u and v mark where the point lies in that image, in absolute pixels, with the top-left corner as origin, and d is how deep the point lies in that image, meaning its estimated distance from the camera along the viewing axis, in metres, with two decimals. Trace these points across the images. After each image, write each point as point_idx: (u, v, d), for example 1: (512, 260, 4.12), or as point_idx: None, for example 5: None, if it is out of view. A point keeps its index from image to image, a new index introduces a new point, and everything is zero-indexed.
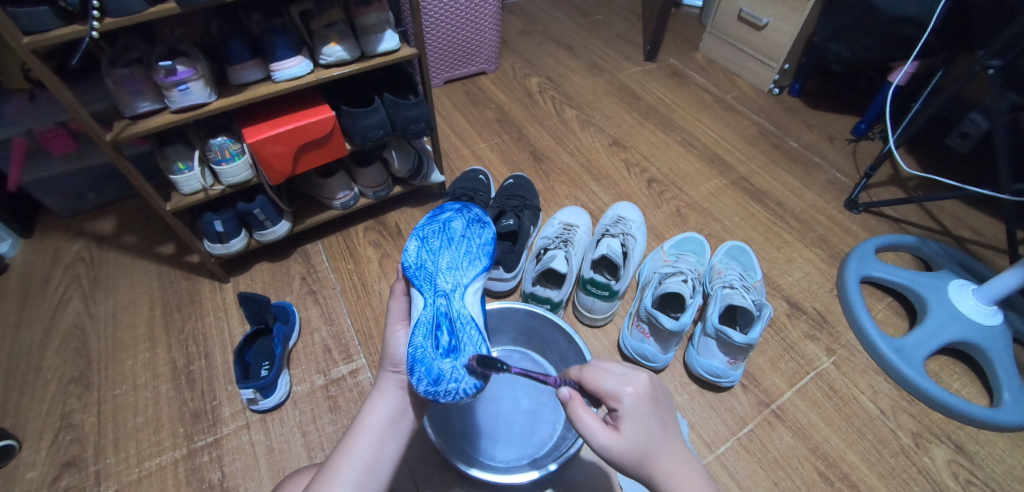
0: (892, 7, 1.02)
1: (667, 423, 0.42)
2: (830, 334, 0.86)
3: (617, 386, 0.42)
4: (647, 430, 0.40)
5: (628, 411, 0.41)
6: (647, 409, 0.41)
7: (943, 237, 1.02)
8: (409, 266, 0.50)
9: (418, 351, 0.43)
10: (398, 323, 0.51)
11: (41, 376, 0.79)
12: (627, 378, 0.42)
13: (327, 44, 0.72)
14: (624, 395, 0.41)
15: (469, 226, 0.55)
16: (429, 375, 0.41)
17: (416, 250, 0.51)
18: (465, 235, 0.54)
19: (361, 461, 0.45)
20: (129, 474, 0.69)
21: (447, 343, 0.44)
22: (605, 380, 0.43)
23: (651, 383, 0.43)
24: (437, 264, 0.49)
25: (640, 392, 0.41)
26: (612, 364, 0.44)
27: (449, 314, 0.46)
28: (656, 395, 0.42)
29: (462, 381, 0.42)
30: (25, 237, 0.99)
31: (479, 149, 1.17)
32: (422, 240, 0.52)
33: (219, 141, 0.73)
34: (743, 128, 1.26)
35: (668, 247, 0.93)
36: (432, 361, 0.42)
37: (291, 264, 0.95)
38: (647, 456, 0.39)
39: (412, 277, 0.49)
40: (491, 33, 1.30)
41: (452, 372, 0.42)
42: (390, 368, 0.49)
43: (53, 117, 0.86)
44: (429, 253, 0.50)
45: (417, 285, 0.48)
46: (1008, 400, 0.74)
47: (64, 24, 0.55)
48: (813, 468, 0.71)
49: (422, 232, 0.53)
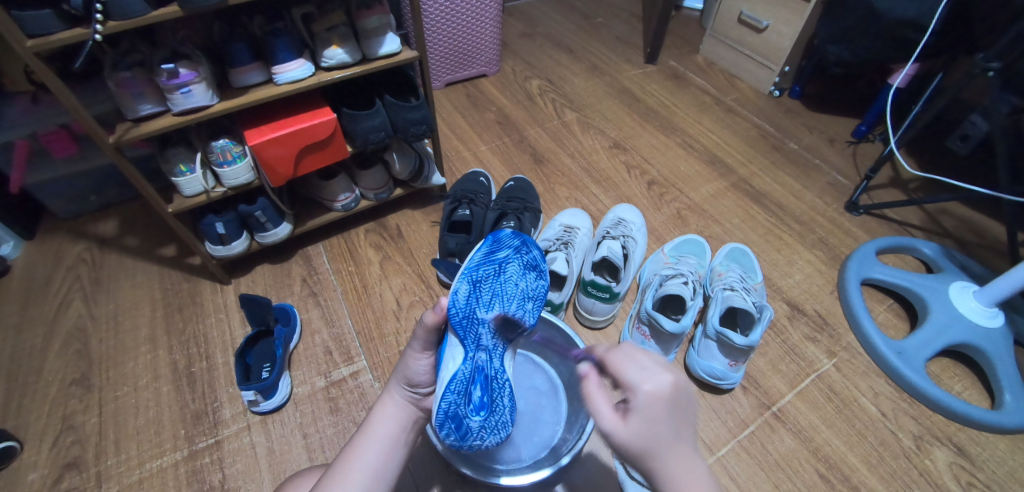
0: (891, 10, 1.03)
1: (682, 429, 0.38)
2: (831, 337, 0.86)
3: (637, 379, 0.38)
4: (656, 432, 0.37)
5: (639, 408, 0.37)
6: (662, 412, 0.37)
7: (944, 239, 1.01)
8: (455, 311, 0.45)
9: (453, 410, 0.44)
10: (418, 350, 0.50)
11: (42, 378, 0.79)
12: (650, 375, 0.38)
13: (328, 47, 0.73)
14: (640, 390, 0.38)
15: (521, 274, 0.52)
16: (457, 432, 0.45)
17: (463, 292, 0.46)
18: (517, 286, 0.50)
19: (371, 467, 0.46)
20: (129, 476, 0.69)
21: (479, 399, 0.46)
22: (627, 370, 0.39)
23: (676, 388, 0.38)
24: (484, 312, 0.47)
25: (659, 392, 0.37)
26: (642, 355, 0.40)
27: (486, 371, 0.47)
28: (678, 399, 0.38)
29: (485, 438, 0.48)
30: (27, 239, 0.99)
31: (479, 151, 1.17)
32: (473, 283, 0.47)
33: (221, 143, 0.73)
34: (743, 131, 1.26)
35: (668, 250, 0.93)
36: (464, 418, 0.45)
37: (291, 266, 0.95)
38: (649, 454, 0.37)
39: (455, 322, 0.45)
40: (491, 36, 1.30)
41: (478, 430, 0.47)
42: (404, 384, 0.50)
43: (56, 119, 0.88)
44: (479, 300, 0.47)
45: (460, 335, 0.45)
46: (1009, 403, 0.73)
47: (67, 28, 0.56)
48: (814, 471, 0.71)
49: (472, 271, 0.48)
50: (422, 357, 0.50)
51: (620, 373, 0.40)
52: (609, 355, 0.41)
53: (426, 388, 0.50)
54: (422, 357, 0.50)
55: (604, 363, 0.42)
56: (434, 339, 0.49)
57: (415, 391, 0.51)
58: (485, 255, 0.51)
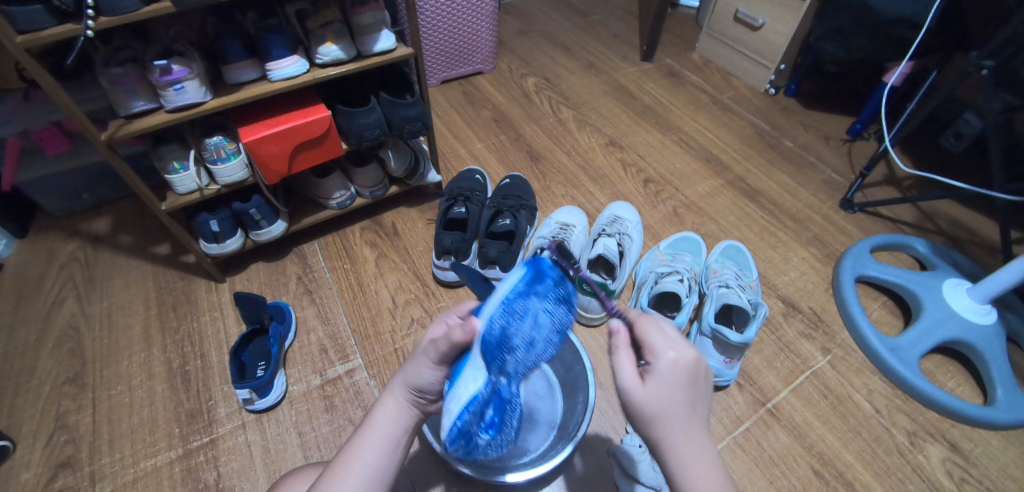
0: (886, 8, 1.03)
1: (696, 401, 0.39)
2: (825, 334, 0.86)
3: (662, 346, 0.39)
4: (672, 399, 0.38)
5: (660, 372, 0.38)
6: (681, 381, 0.38)
7: (937, 236, 1.02)
8: (486, 339, 0.43)
9: (466, 428, 0.44)
10: (432, 362, 0.47)
11: (35, 377, 0.78)
12: (676, 344, 0.39)
13: (323, 43, 0.72)
14: (665, 356, 0.38)
15: (558, 306, 0.47)
16: (466, 447, 0.47)
17: (498, 318, 0.43)
18: (553, 318, 0.46)
19: (369, 469, 0.46)
20: (124, 475, 0.69)
21: (490, 418, 0.46)
22: (654, 335, 0.39)
23: (697, 362, 0.39)
24: (515, 342, 0.44)
25: (682, 362, 0.38)
26: (666, 324, 0.40)
27: (503, 394, 0.46)
28: (697, 372, 0.38)
29: (488, 452, 0.50)
30: (19, 237, 0.98)
31: (475, 149, 1.17)
32: (509, 310, 0.44)
33: (214, 140, 0.72)
34: (738, 128, 1.26)
35: (663, 247, 0.93)
36: (473, 433, 0.46)
37: (287, 264, 0.94)
38: (661, 419, 0.38)
39: (484, 349, 0.43)
40: (487, 33, 1.30)
41: (484, 445, 0.48)
42: (410, 390, 0.49)
43: (47, 116, 0.87)
44: (514, 329, 0.44)
45: (487, 361, 0.43)
46: (1001, 399, 0.74)
47: (58, 23, 0.55)
48: (808, 467, 0.71)
49: (511, 298, 0.44)
50: (435, 370, 0.47)
51: (644, 336, 0.40)
52: (638, 318, 0.41)
53: (433, 395, 0.50)
54: (434, 370, 0.47)
55: (628, 325, 0.41)
56: (452, 355, 0.46)
57: (421, 398, 0.50)
58: (524, 282, 0.46)
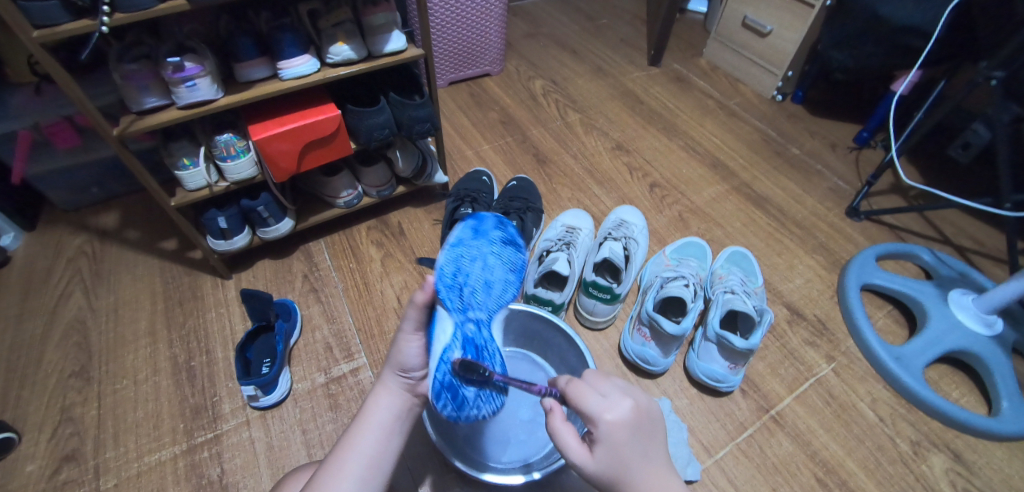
0: (896, 17, 1.03)
1: (650, 447, 0.39)
2: (830, 341, 0.86)
3: (598, 409, 0.39)
4: (621, 456, 0.38)
5: (603, 437, 0.39)
6: (626, 436, 0.39)
7: (943, 246, 1.02)
8: (443, 284, 0.46)
9: (449, 382, 0.44)
10: (411, 331, 0.46)
11: (41, 369, 0.79)
12: (610, 403, 0.39)
13: (334, 43, 0.73)
14: (601, 420, 0.39)
15: (501, 248, 0.52)
16: (454, 402, 0.45)
17: (448, 263, 0.47)
18: (499, 259, 0.51)
19: (365, 458, 0.46)
20: (129, 469, 0.69)
21: (472, 369, 0.47)
22: (588, 401, 0.40)
23: (635, 411, 0.39)
24: (471, 283, 0.48)
25: (619, 420, 0.38)
26: (599, 381, 0.41)
27: (477, 343, 0.48)
28: (640, 421, 0.39)
29: (481, 406, 0.48)
30: (28, 230, 0.98)
31: (482, 150, 1.18)
32: (455, 254, 0.48)
33: (225, 137, 0.73)
34: (745, 135, 1.27)
35: (669, 252, 0.93)
36: (460, 388, 0.45)
37: (293, 262, 0.95)
38: (620, 480, 0.38)
39: (445, 296, 0.45)
40: (496, 35, 1.30)
41: (473, 399, 0.47)
42: (396, 370, 0.48)
43: (60, 110, 0.88)
44: (465, 272, 0.48)
45: (449, 307, 0.45)
46: (1006, 410, 0.74)
47: (74, 19, 0.55)
48: (811, 474, 0.71)
49: (454, 245, 0.49)
50: (414, 339, 0.46)
51: (579, 404, 0.41)
52: (567, 389, 0.41)
53: (419, 372, 0.47)
54: (415, 339, 0.46)
55: (563, 396, 0.42)
56: (426, 317, 0.46)
57: (409, 377, 0.48)
58: (469, 230, 0.52)
